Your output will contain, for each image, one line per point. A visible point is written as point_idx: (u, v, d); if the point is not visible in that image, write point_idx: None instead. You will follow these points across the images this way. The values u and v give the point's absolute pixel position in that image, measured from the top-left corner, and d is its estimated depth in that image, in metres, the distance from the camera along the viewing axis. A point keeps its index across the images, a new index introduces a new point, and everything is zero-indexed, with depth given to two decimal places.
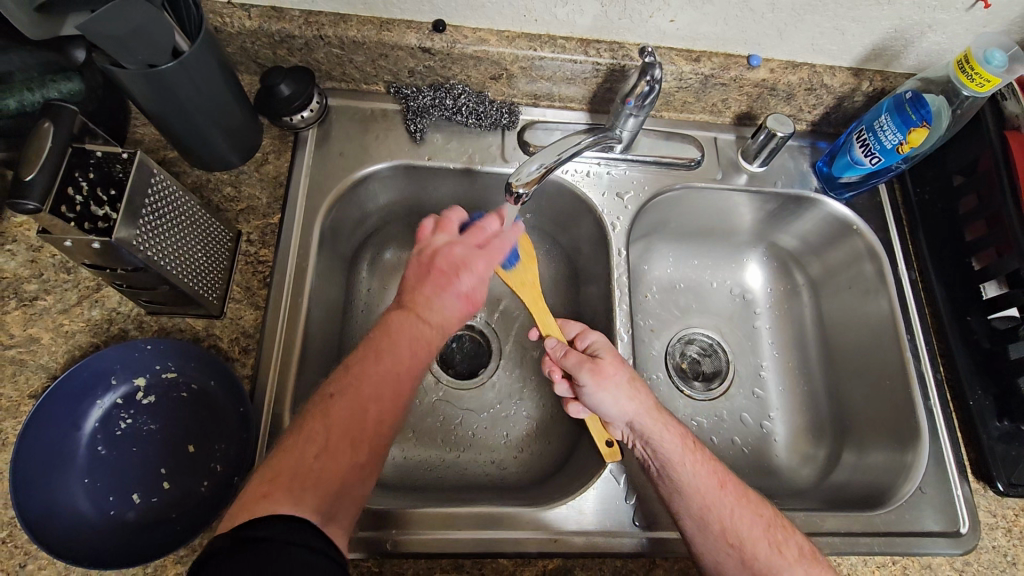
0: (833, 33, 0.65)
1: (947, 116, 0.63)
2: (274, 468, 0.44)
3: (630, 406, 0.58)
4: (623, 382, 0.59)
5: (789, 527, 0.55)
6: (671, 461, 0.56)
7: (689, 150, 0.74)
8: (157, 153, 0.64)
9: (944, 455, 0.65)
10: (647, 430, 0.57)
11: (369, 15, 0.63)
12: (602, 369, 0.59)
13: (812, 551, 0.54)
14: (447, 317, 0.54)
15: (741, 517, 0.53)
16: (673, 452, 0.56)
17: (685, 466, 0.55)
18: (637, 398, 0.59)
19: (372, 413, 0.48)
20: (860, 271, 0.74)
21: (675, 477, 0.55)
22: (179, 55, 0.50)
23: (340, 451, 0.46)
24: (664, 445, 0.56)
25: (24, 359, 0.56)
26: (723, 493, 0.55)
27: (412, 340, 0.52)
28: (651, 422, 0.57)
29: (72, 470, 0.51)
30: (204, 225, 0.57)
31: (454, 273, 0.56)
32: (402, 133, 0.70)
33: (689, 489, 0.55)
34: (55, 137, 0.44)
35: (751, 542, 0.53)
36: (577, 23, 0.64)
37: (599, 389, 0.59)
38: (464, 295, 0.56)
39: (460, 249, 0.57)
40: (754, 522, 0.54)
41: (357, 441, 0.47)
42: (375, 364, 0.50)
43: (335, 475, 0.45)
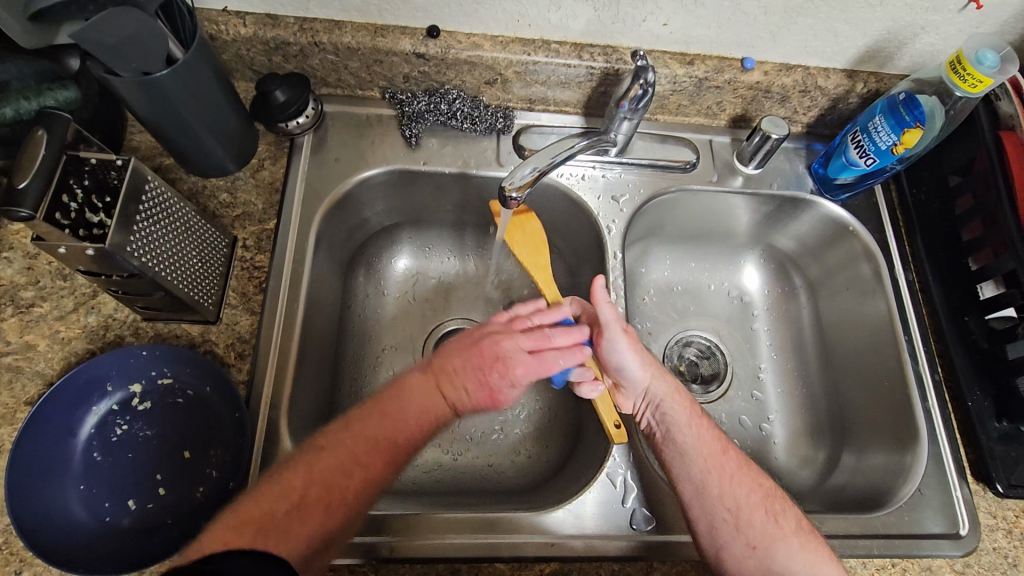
0: (827, 35, 0.65)
1: (941, 116, 0.63)
2: (244, 513, 0.46)
3: (648, 370, 0.62)
4: (646, 349, 0.63)
5: (787, 499, 0.57)
6: (678, 424, 0.59)
7: (684, 153, 0.75)
8: (153, 160, 0.65)
9: (943, 455, 0.64)
10: (659, 395, 0.61)
11: (364, 21, 0.64)
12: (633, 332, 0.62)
13: (808, 526, 0.55)
14: (462, 404, 0.54)
15: (740, 484, 0.56)
16: (684, 415, 0.60)
17: (693, 428, 0.59)
18: (655, 364, 0.62)
19: (358, 477, 0.49)
20: (857, 271, 0.74)
21: (681, 441, 0.59)
22: (172, 63, 0.50)
23: (314, 511, 0.47)
24: (676, 407, 0.60)
25: (21, 366, 0.56)
26: (725, 459, 0.57)
27: (418, 421, 0.53)
28: (666, 386, 0.62)
29: (68, 477, 0.52)
30: (200, 232, 0.57)
31: (490, 366, 0.55)
32: (398, 138, 0.71)
33: (693, 452, 0.58)
34: (48, 145, 0.44)
35: (747, 508, 0.55)
36: (571, 28, 0.65)
37: (626, 349, 0.61)
38: (489, 393, 0.55)
39: (510, 346, 0.56)
40: (753, 490, 0.56)
41: (330, 503, 0.48)
42: (374, 424, 0.51)
43: (302, 536, 0.47)
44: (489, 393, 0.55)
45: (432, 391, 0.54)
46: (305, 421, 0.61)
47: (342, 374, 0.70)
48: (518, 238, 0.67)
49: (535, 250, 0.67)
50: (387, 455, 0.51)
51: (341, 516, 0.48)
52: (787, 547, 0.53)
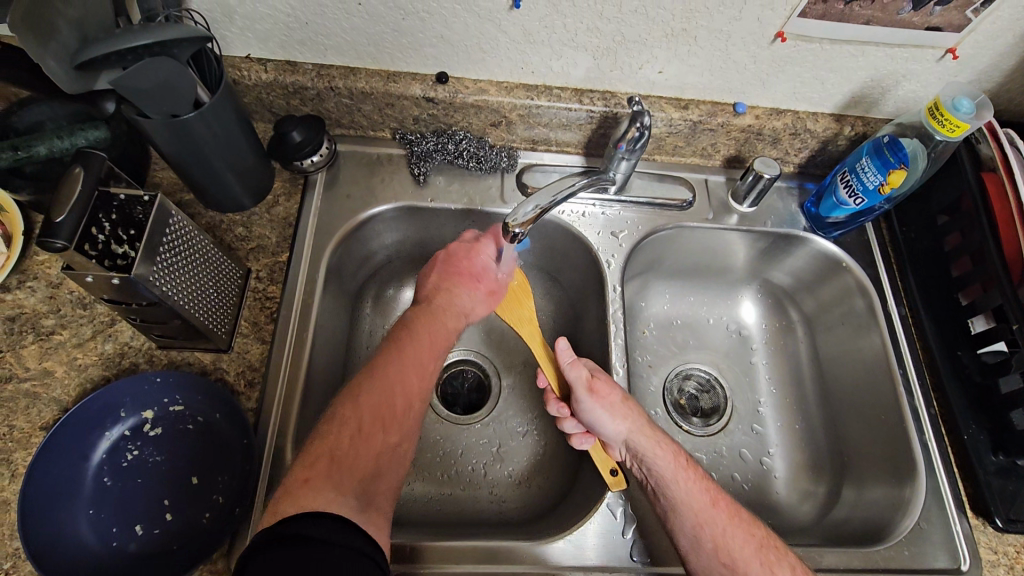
0: (813, 82, 0.69)
1: (923, 158, 0.65)
2: (312, 454, 0.48)
3: (625, 424, 0.62)
4: (618, 402, 0.63)
5: (782, 548, 0.56)
6: (665, 478, 0.59)
7: (681, 192, 0.78)
8: (174, 196, 0.68)
9: (942, 489, 0.65)
10: (641, 448, 0.61)
11: (377, 68, 0.68)
12: (600, 388, 0.63)
13: (805, 571, 0.54)
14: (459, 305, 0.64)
15: (732, 535, 0.55)
16: (667, 468, 0.59)
17: (679, 482, 0.58)
18: (631, 416, 0.63)
19: (399, 393, 0.53)
20: (851, 306, 0.76)
21: (670, 495, 0.58)
22: (199, 106, 0.54)
23: (370, 436, 0.51)
24: (658, 460, 0.60)
25: (38, 392, 0.57)
26: (716, 512, 0.57)
27: (422, 363, 0.57)
28: (646, 439, 0.61)
29: (78, 500, 0.53)
30: (217, 263, 0.60)
31: (466, 276, 0.66)
32: (407, 176, 0.74)
33: (683, 506, 0.57)
34: (84, 180, 0.46)
35: (743, 560, 0.54)
36: (572, 75, 0.69)
37: (596, 407, 0.63)
38: (492, 295, 0.68)
39: (465, 261, 0.66)
40: (746, 541, 0.55)
41: (383, 422, 0.52)
42: (398, 360, 0.55)
43: (367, 457, 0.50)
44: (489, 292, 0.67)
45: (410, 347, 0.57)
46: None
47: None
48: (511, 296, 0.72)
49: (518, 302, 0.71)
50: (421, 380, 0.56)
51: (396, 434, 0.52)
52: None
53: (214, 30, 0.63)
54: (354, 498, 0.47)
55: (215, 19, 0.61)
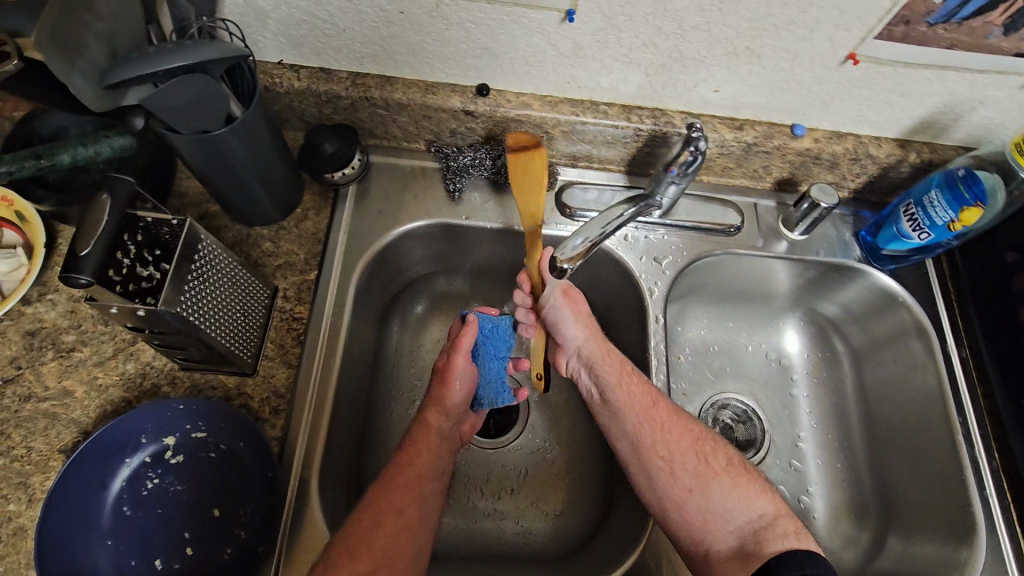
0: (881, 106, 0.64)
1: (1002, 194, 0.61)
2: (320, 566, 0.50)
3: (582, 331, 0.65)
4: (582, 314, 0.66)
5: (717, 442, 0.60)
6: (610, 383, 0.62)
7: (729, 215, 0.73)
8: (200, 207, 0.65)
9: (1002, 550, 0.61)
10: (591, 356, 0.65)
11: (414, 78, 0.64)
12: (572, 294, 0.65)
13: (739, 462, 0.59)
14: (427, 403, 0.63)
15: (670, 432, 0.60)
16: (614, 374, 0.63)
17: (622, 387, 0.62)
18: (589, 325, 0.66)
19: (367, 520, 0.53)
20: (907, 345, 0.71)
21: (614, 399, 0.62)
22: (231, 121, 0.51)
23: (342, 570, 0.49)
24: (606, 368, 0.63)
25: (57, 412, 0.55)
26: (655, 411, 0.60)
27: (401, 483, 0.56)
28: (597, 347, 0.65)
29: (96, 532, 0.51)
30: (243, 284, 0.57)
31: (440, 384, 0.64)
32: (441, 191, 0.71)
33: (624, 408, 0.61)
34: (112, 209, 0.43)
35: (681, 455, 0.59)
36: (621, 91, 0.65)
37: (563, 309, 0.65)
38: (442, 376, 0.64)
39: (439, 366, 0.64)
40: (683, 435, 0.60)
41: (353, 554, 0.51)
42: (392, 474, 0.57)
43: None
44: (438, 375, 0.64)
45: (391, 475, 0.57)
46: (336, 478, 0.60)
47: (372, 427, 0.69)
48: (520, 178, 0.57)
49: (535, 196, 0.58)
50: (401, 500, 0.55)
51: (369, 560, 0.51)
52: (720, 487, 0.57)
53: (247, 35, 0.59)
54: None
55: (249, 25, 0.58)
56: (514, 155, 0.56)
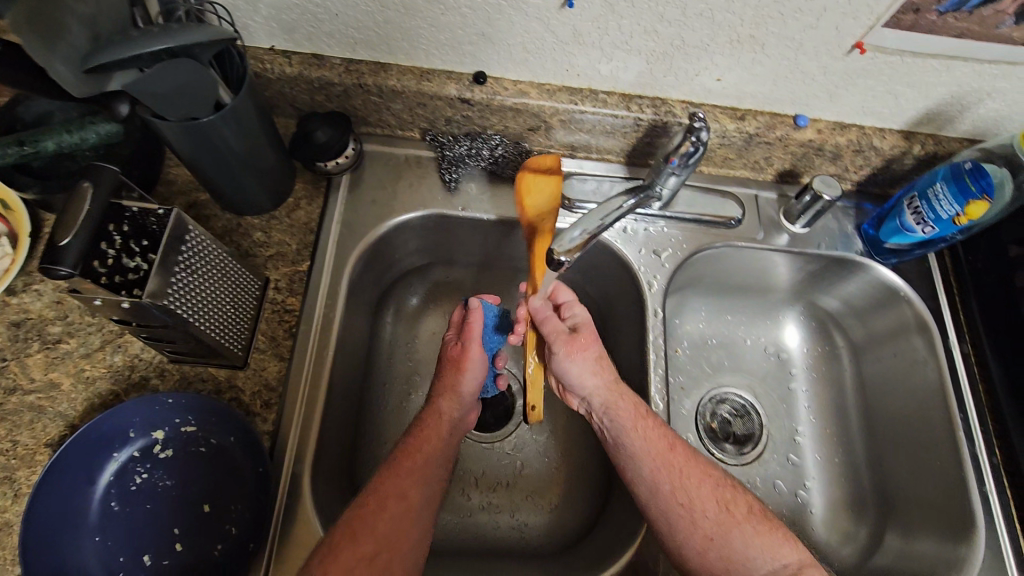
0: (886, 96, 0.63)
1: (1010, 187, 0.60)
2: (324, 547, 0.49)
3: (592, 377, 0.61)
4: (593, 357, 0.62)
5: (738, 486, 0.58)
6: (624, 429, 0.59)
7: (729, 207, 0.72)
8: (189, 195, 0.63)
9: (1003, 547, 0.60)
10: (603, 402, 0.61)
11: (409, 65, 0.63)
12: (577, 342, 0.62)
13: (760, 508, 0.57)
14: (438, 392, 0.61)
15: (689, 479, 0.57)
16: (628, 418, 0.59)
17: (638, 431, 0.59)
18: (600, 370, 0.62)
19: (371, 502, 0.52)
20: (907, 339, 0.71)
21: (628, 446, 0.59)
22: (220, 108, 0.49)
23: (343, 552, 0.49)
24: (620, 412, 0.60)
25: (43, 405, 0.54)
26: (671, 456, 0.58)
27: (406, 468, 0.55)
28: (609, 393, 0.61)
29: (84, 527, 0.50)
30: (234, 275, 0.55)
31: (453, 371, 0.62)
32: (437, 181, 0.69)
33: (639, 455, 0.58)
34: (94, 198, 0.42)
35: (701, 502, 0.56)
36: (620, 79, 0.63)
37: (568, 359, 0.62)
38: (456, 362, 0.62)
39: (451, 354, 0.63)
40: (702, 481, 0.57)
41: (355, 535, 0.50)
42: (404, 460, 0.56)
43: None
44: (451, 362, 0.63)
45: (396, 460, 0.56)
46: (328, 472, 0.59)
47: (366, 420, 0.68)
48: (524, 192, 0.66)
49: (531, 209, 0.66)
50: (404, 484, 0.54)
51: (371, 542, 0.50)
52: (742, 535, 0.54)
53: (236, 19, 0.57)
54: None
55: (238, 8, 0.56)
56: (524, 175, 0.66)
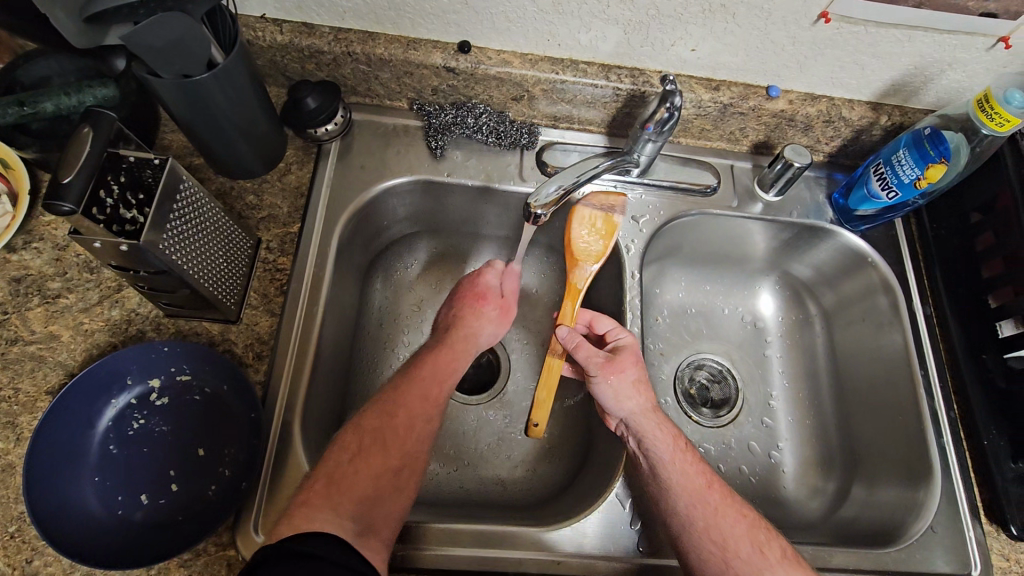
0: (853, 67, 0.66)
1: (966, 152, 0.64)
2: (322, 474, 0.50)
3: (630, 402, 0.59)
4: (630, 381, 0.60)
5: (773, 530, 0.54)
6: (660, 458, 0.56)
7: (706, 176, 0.75)
8: (184, 159, 0.66)
9: (957, 494, 0.64)
10: (639, 428, 0.58)
11: (397, 34, 0.65)
12: (613, 364, 0.60)
13: (795, 556, 0.53)
14: (484, 330, 0.65)
15: (725, 517, 0.53)
16: (665, 447, 0.57)
17: (674, 462, 0.56)
18: (639, 395, 0.59)
19: (376, 427, 0.54)
20: (874, 303, 0.74)
21: (663, 475, 0.56)
22: (213, 67, 0.52)
23: (371, 459, 0.52)
24: (656, 441, 0.57)
25: (43, 355, 0.56)
26: (706, 492, 0.55)
27: (410, 410, 0.56)
28: (646, 419, 0.58)
29: (83, 469, 0.52)
30: (227, 232, 0.58)
31: (495, 317, 0.66)
32: (423, 149, 0.72)
33: (673, 487, 0.55)
34: (92, 144, 0.44)
35: (734, 542, 0.52)
36: (600, 49, 0.66)
37: (607, 381, 0.60)
38: (505, 312, 0.67)
39: (496, 303, 0.66)
40: (737, 521, 0.53)
41: (384, 447, 0.53)
42: (404, 397, 0.56)
43: (367, 480, 0.51)
44: (500, 308, 0.66)
45: (395, 398, 0.56)
46: (318, 424, 0.62)
47: (356, 379, 0.71)
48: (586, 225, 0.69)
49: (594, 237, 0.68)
50: (429, 408, 0.57)
51: (380, 467, 0.52)
52: None
53: None
54: (352, 519, 0.48)
55: None
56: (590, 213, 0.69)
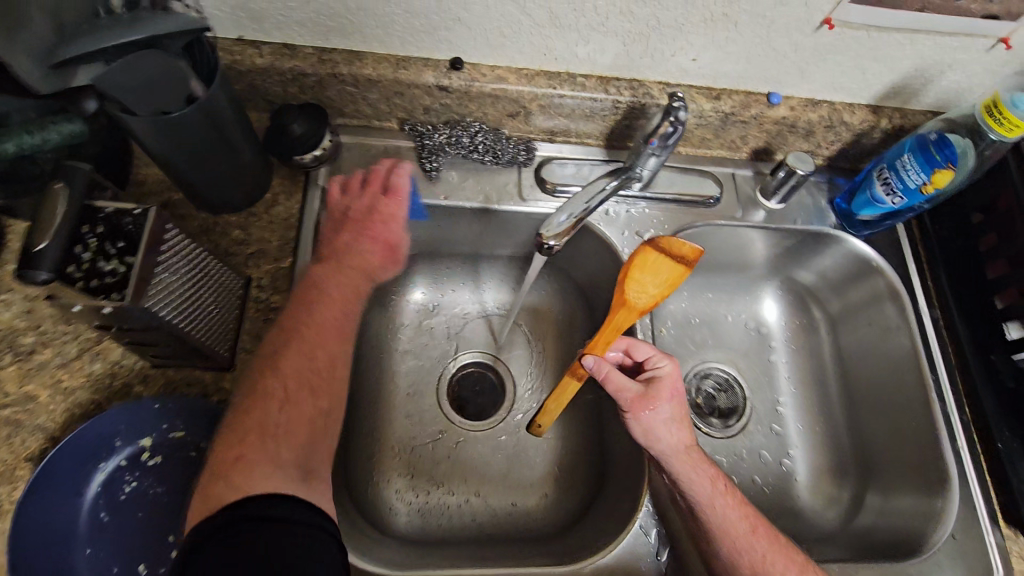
0: (855, 71, 0.65)
1: (972, 156, 0.62)
2: (241, 429, 0.47)
3: (665, 443, 0.57)
4: (663, 419, 0.58)
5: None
6: (701, 504, 0.56)
7: (708, 185, 0.74)
8: (162, 195, 0.61)
9: (974, 500, 0.64)
10: (676, 472, 0.57)
11: (384, 52, 0.61)
12: (646, 403, 0.58)
13: None
14: (380, 275, 0.62)
15: (772, 564, 0.54)
16: (705, 493, 0.56)
17: (715, 509, 0.55)
18: (673, 434, 0.58)
19: (293, 371, 0.51)
20: (881, 310, 0.73)
21: (706, 522, 0.55)
22: (193, 100, 0.48)
23: (300, 403, 0.50)
24: (694, 486, 0.56)
25: (20, 419, 0.52)
26: (754, 539, 0.54)
27: (322, 335, 0.54)
28: (683, 463, 0.57)
29: (73, 541, 0.48)
30: (217, 275, 0.54)
31: (384, 249, 0.63)
32: (416, 171, 0.69)
33: (718, 535, 0.55)
34: (67, 198, 0.42)
35: None
36: (598, 62, 0.63)
37: (639, 420, 0.58)
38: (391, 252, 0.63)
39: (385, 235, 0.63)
40: (785, 567, 0.54)
41: (312, 390, 0.52)
42: (309, 328, 0.54)
43: (301, 427, 0.50)
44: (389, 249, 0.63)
45: (301, 330, 0.53)
46: None
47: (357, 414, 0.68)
48: (645, 262, 0.61)
49: (652, 279, 0.62)
50: (339, 344, 0.55)
51: (309, 407, 0.51)
52: None
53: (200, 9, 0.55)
54: (297, 466, 0.47)
55: None
56: (656, 253, 0.61)
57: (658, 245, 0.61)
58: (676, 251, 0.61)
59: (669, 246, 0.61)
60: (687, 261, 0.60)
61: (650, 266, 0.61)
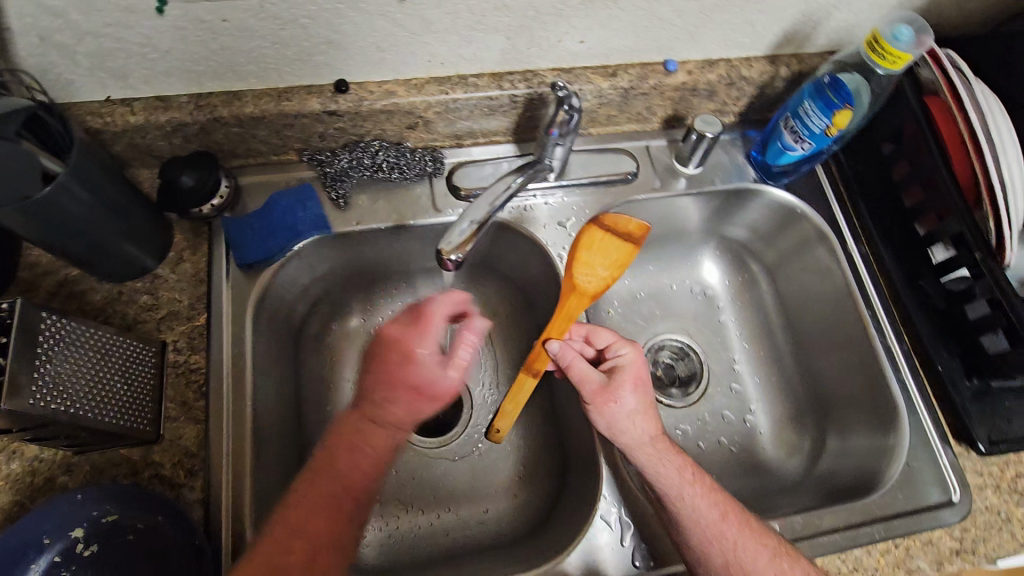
0: (743, 26, 0.64)
1: (865, 92, 0.63)
2: None
3: (628, 437, 0.57)
4: (625, 411, 0.57)
5: (795, 554, 0.54)
6: (669, 493, 0.56)
7: (625, 162, 0.73)
8: (58, 274, 0.59)
9: (923, 424, 0.66)
10: (644, 464, 0.57)
11: (263, 87, 0.59)
12: (607, 396, 0.58)
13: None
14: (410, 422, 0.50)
15: (745, 550, 0.53)
16: (673, 484, 0.56)
17: (683, 499, 0.55)
18: (636, 429, 0.57)
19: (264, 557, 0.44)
20: (812, 254, 0.74)
21: (676, 511, 0.55)
22: (51, 175, 0.46)
23: None
24: (662, 479, 0.56)
25: None
26: (725, 524, 0.54)
27: (309, 512, 0.46)
28: (649, 456, 0.57)
29: None
30: (121, 350, 0.52)
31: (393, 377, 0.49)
32: (324, 201, 0.67)
33: (688, 522, 0.55)
34: None
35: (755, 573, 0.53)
36: (486, 60, 0.62)
37: (601, 413, 0.58)
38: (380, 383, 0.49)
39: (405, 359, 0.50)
40: (758, 551, 0.53)
41: None
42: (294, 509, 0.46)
43: None
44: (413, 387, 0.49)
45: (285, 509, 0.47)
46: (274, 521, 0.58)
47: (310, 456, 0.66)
48: (592, 242, 0.61)
49: (602, 258, 0.61)
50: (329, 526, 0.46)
51: None
52: None
53: (55, 76, 0.52)
54: None
55: (55, 63, 0.51)
56: (604, 233, 0.61)
57: (601, 226, 0.61)
58: (622, 228, 0.61)
59: (613, 224, 0.61)
60: (635, 238, 0.60)
61: (599, 246, 0.61)
